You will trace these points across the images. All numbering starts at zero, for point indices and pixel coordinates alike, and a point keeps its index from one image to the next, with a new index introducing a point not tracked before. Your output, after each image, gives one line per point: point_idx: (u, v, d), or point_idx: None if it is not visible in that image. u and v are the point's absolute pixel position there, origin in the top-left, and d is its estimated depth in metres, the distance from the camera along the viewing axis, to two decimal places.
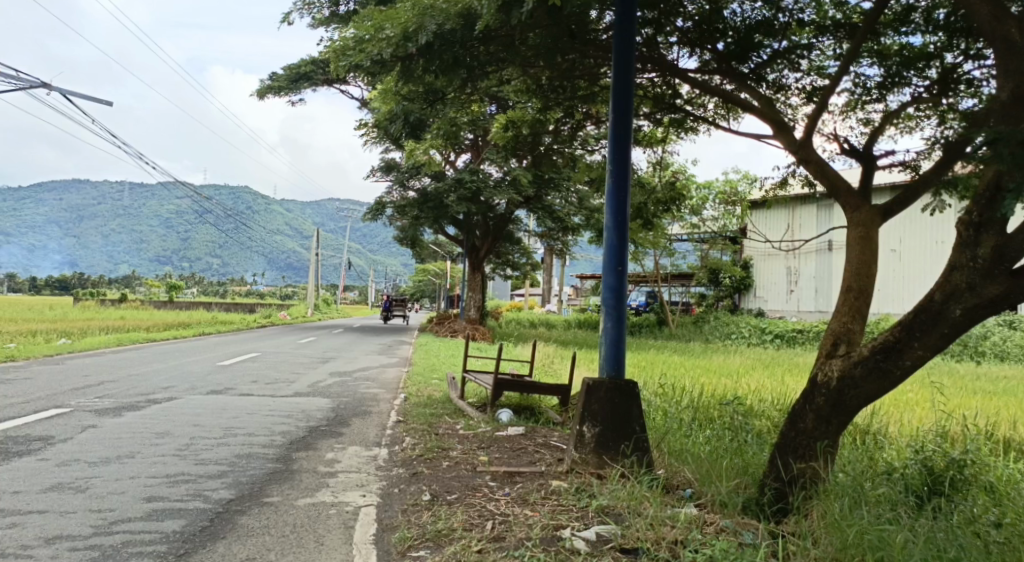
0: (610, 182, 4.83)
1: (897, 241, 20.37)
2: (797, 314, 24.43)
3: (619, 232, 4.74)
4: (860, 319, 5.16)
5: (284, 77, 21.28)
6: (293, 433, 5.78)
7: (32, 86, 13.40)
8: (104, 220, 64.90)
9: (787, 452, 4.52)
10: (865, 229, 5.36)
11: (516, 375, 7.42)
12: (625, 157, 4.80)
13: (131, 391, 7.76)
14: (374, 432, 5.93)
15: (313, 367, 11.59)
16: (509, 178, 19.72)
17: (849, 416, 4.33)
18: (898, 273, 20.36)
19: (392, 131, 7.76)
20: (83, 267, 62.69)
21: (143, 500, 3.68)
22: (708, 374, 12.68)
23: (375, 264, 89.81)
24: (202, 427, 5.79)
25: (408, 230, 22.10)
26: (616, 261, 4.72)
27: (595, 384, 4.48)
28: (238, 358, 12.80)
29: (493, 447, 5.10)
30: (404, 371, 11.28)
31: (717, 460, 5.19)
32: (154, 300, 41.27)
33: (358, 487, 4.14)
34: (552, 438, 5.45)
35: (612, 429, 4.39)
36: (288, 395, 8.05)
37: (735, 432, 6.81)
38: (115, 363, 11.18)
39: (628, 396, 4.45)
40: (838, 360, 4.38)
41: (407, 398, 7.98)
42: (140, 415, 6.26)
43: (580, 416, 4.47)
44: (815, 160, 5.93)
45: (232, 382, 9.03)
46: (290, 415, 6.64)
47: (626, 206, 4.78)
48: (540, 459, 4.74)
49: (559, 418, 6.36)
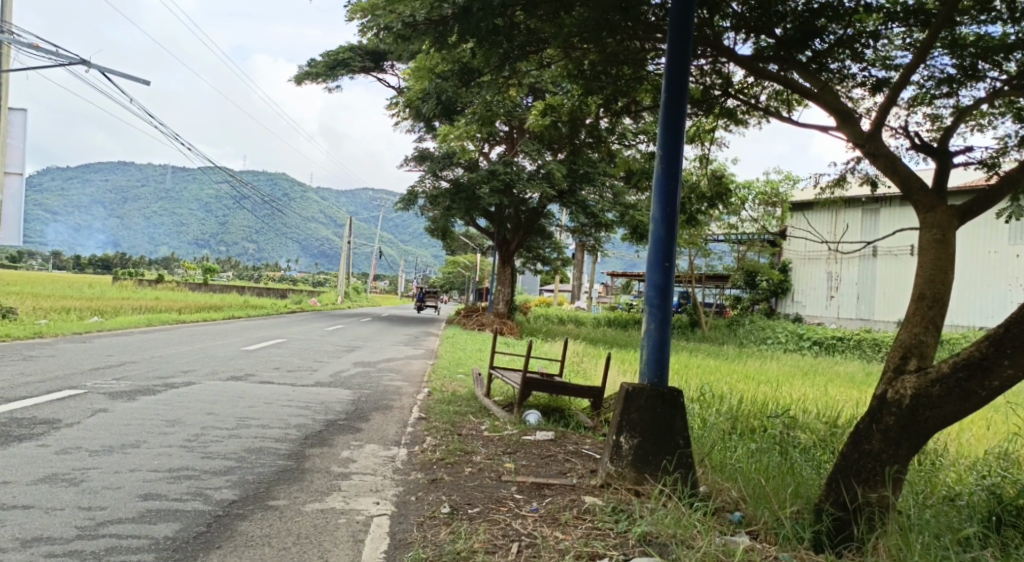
0: (659, 168, 4.34)
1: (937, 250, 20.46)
2: (836, 320, 23.66)
3: (668, 224, 4.27)
4: (933, 330, 4.71)
5: (322, 63, 21.09)
6: (309, 427, 5.46)
7: (71, 62, 13.38)
8: (147, 203, 63.23)
9: (849, 475, 4.10)
10: (941, 230, 5.05)
11: (547, 374, 7.03)
12: (677, 141, 4.31)
13: (151, 373, 7.55)
14: (394, 430, 5.59)
15: (339, 356, 11.33)
16: (543, 172, 19.24)
17: (921, 439, 3.87)
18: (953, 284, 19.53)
19: (426, 113, 7.40)
20: (125, 248, 62.79)
21: (138, 497, 3.37)
22: (745, 381, 12.17)
23: (407, 255, 90.08)
24: (216, 416, 5.51)
25: (440, 221, 21.78)
26: (663, 256, 4.25)
27: (635, 390, 4.07)
28: (264, 343, 12.62)
29: (521, 453, 4.72)
30: (429, 364, 10.99)
31: (767, 480, 4.77)
32: (189, 282, 41.72)
33: (372, 492, 3.79)
34: (583, 446, 5.04)
35: (653, 442, 3.98)
36: (309, 385, 7.76)
37: (785, 448, 6.35)
38: (141, 344, 11.08)
39: (672, 404, 4.04)
40: (911, 377, 3.92)
41: (431, 393, 7.64)
42: (155, 399, 6.01)
43: (617, 425, 4.06)
44: (886, 153, 5.52)
45: (254, 368, 8.80)
46: (309, 407, 6.34)
47: (676, 196, 4.31)
48: (571, 469, 4.35)
49: (590, 422, 5.97)
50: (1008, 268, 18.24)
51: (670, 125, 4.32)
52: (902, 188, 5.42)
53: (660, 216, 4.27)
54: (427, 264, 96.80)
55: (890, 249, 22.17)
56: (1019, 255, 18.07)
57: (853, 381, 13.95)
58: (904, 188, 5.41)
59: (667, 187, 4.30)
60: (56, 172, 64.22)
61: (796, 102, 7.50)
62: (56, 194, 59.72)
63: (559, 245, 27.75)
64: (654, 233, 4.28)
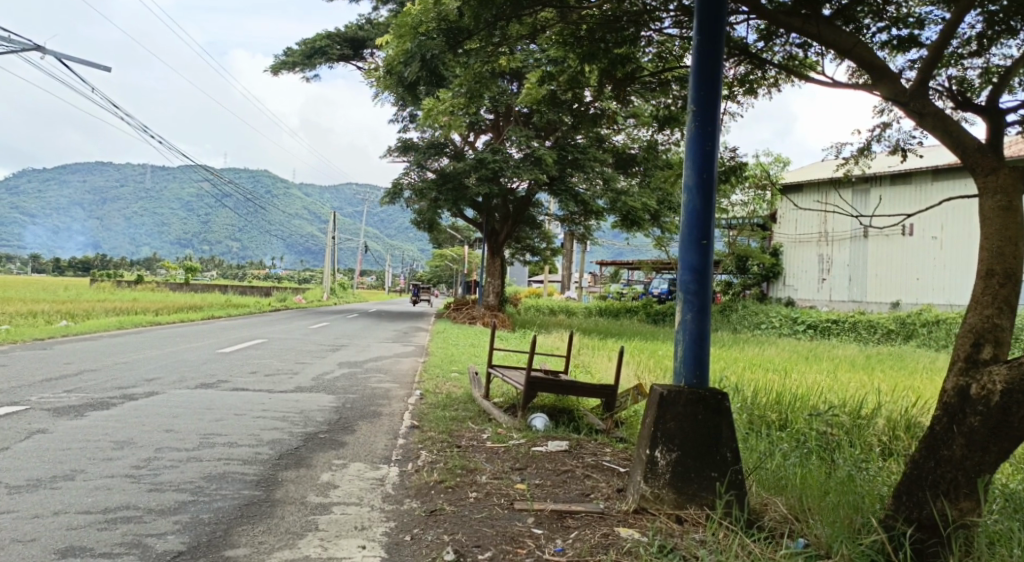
0: (692, 125, 3.58)
1: (938, 229, 20.13)
2: (828, 303, 23.24)
3: (704, 194, 3.55)
4: (1010, 312, 3.91)
5: (298, 52, 20.15)
6: (285, 443, 4.74)
7: (25, 49, 12.60)
8: (127, 203, 64.24)
9: (925, 487, 3.45)
10: (1006, 196, 4.13)
11: (551, 373, 6.34)
12: (714, 94, 3.57)
13: (108, 383, 6.79)
14: (383, 443, 4.89)
15: (322, 356, 10.57)
16: (532, 158, 18.24)
17: (1014, 443, 3.19)
18: (944, 263, 19.87)
19: (408, 88, 6.64)
20: (105, 250, 62.55)
21: (53, 556, 2.69)
22: (751, 368, 11.56)
23: (394, 249, 88.95)
24: (176, 433, 4.76)
25: (427, 213, 20.96)
26: (699, 232, 3.53)
27: (670, 395, 3.37)
28: (241, 344, 11.85)
29: (533, 470, 4.02)
30: (419, 363, 10.25)
31: (821, 491, 4.09)
32: (169, 281, 40.70)
33: (357, 532, 3.09)
34: (604, 457, 4.33)
35: (695, 456, 3.30)
36: (288, 391, 6.99)
37: (812, 450, 5.66)
38: (107, 349, 10.28)
39: (719, 409, 3.35)
40: (1004, 368, 3.20)
41: (423, 396, 6.91)
42: (106, 416, 5.25)
43: (651, 438, 3.37)
44: (935, 112, 4.59)
45: (227, 373, 8.07)
46: (285, 418, 5.60)
47: (714, 162, 3.58)
48: (594, 488, 3.67)
49: (602, 425, 5.30)
50: None
51: (703, 76, 3.59)
52: (955, 151, 4.47)
53: (695, 187, 3.55)
54: (413, 258, 95.71)
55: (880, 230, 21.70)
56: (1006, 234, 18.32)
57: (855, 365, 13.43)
58: (957, 151, 4.45)
59: (702, 150, 3.57)
60: (34, 176, 66.96)
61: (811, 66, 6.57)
62: (34, 198, 63.68)
63: (548, 235, 27.07)
64: (687, 205, 3.57)
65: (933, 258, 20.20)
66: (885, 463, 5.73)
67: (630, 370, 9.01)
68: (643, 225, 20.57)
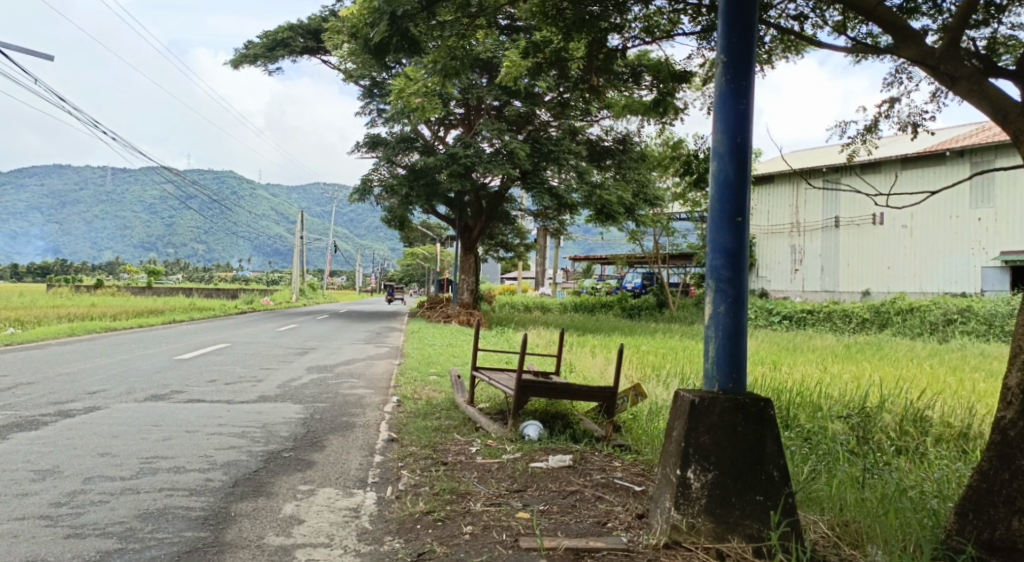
0: (721, 78, 3.01)
1: (909, 217, 20.02)
2: (801, 294, 23.03)
3: (737, 162, 3.00)
4: None
5: (261, 45, 19.37)
6: (243, 466, 4.07)
7: None
8: (88, 206, 64.35)
9: (996, 501, 2.94)
10: None
11: (540, 373, 5.77)
12: (748, 41, 3.00)
13: (44, 398, 6.02)
14: (358, 462, 4.25)
15: (290, 361, 9.83)
16: (505, 151, 17.56)
17: None
18: (917, 251, 19.67)
19: (376, 64, 5.91)
20: (66, 254, 61.71)
21: None
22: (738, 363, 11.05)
23: (364, 249, 87.78)
24: (113, 458, 4.07)
25: (398, 210, 20.17)
26: (733, 207, 2.99)
27: (705, 402, 2.82)
28: (202, 350, 11.03)
29: (535, 493, 3.43)
30: (395, 365, 9.57)
31: (866, 508, 3.51)
32: (132, 286, 39.38)
33: None
34: (614, 474, 3.75)
35: (737, 477, 2.75)
36: (249, 401, 6.28)
37: (819, 455, 5.10)
38: (54, 358, 9.46)
39: (761, 421, 2.80)
40: None
41: (400, 403, 6.27)
42: (32, 438, 4.51)
43: (681, 456, 2.81)
44: (969, 74, 3.93)
45: (184, 382, 7.33)
46: (246, 434, 4.91)
47: (749, 122, 3.01)
48: (610, 515, 3.12)
49: (601, 432, 4.73)
50: (970, 233, 18.41)
51: (734, 21, 3.03)
52: (995, 119, 3.81)
53: (728, 153, 2.99)
54: (382, 257, 94.28)
55: (851, 219, 21.40)
56: (980, 220, 18.28)
57: (833, 355, 13.05)
58: (997, 119, 3.81)
59: (734, 110, 3.00)
60: None
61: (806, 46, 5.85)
62: None
63: (521, 230, 26.46)
64: (719, 174, 3.01)
65: (904, 246, 19.98)
66: (903, 464, 5.18)
67: (609, 368, 8.43)
68: (617, 219, 19.93)
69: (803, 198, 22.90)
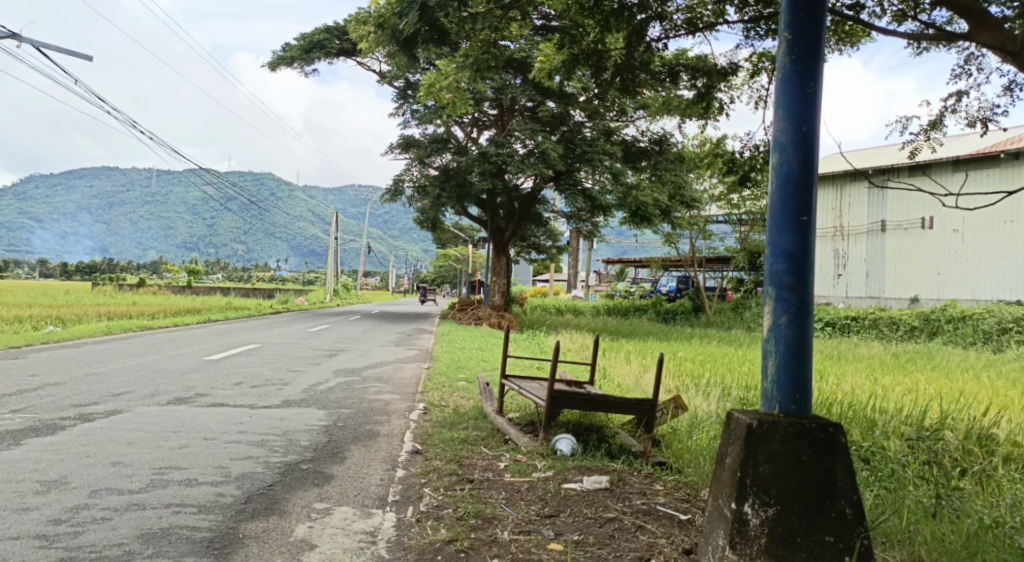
0: (785, 58, 2.71)
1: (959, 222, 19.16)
2: (844, 300, 22.24)
3: (803, 153, 2.69)
4: None
5: (297, 46, 19.36)
6: (259, 479, 3.84)
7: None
8: (132, 207, 65.85)
9: None
10: None
11: (574, 382, 5.45)
12: (815, 16, 2.69)
13: (66, 401, 5.87)
14: (379, 477, 3.99)
15: (318, 363, 9.64)
16: (538, 152, 17.22)
17: None
18: (967, 257, 18.85)
19: (405, 53, 5.65)
20: (112, 254, 63.44)
21: None
22: None
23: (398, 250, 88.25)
24: (124, 468, 3.86)
25: (430, 212, 19.96)
26: (797, 205, 2.69)
27: (764, 429, 2.59)
28: (232, 351, 10.90)
29: (568, 519, 3.12)
30: (423, 369, 9.33)
31: (946, 546, 3.26)
32: (172, 285, 40.00)
33: None
34: (656, 500, 3.41)
35: (800, 516, 2.53)
36: (272, 407, 6.07)
37: (879, 480, 4.73)
38: (85, 358, 9.41)
39: (830, 451, 2.57)
40: None
41: (427, 411, 6.01)
42: (46, 444, 4.34)
43: (737, 490, 2.57)
44: None
45: (210, 385, 7.17)
46: (264, 442, 4.69)
47: (815, 108, 2.70)
48: (653, 548, 2.82)
49: (638, 447, 4.40)
50: None
51: None
52: None
53: (793, 144, 2.68)
54: (416, 257, 94.70)
55: (898, 223, 20.58)
56: None
57: (878, 365, 12.47)
58: None
59: (799, 95, 2.69)
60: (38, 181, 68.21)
61: (862, 36, 5.54)
62: (41, 204, 63.95)
63: (554, 232, 26.07)
64: (782, 167, 2.71)
65: (955, 251, 19.15)
66: (971, 487, 4.75)
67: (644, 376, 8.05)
68: (653, 221, 19.47)
69: (846, 201, 22.17)
